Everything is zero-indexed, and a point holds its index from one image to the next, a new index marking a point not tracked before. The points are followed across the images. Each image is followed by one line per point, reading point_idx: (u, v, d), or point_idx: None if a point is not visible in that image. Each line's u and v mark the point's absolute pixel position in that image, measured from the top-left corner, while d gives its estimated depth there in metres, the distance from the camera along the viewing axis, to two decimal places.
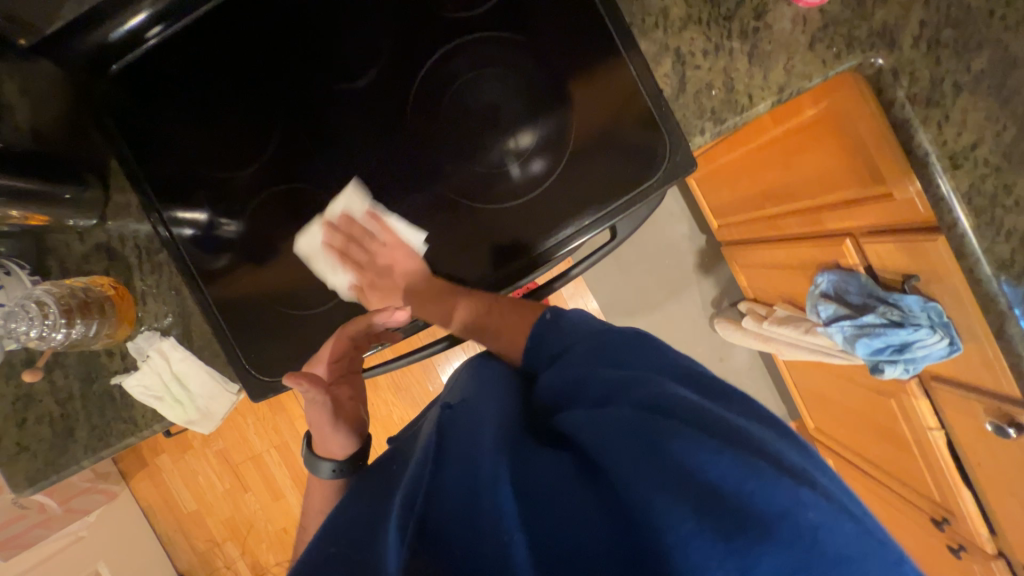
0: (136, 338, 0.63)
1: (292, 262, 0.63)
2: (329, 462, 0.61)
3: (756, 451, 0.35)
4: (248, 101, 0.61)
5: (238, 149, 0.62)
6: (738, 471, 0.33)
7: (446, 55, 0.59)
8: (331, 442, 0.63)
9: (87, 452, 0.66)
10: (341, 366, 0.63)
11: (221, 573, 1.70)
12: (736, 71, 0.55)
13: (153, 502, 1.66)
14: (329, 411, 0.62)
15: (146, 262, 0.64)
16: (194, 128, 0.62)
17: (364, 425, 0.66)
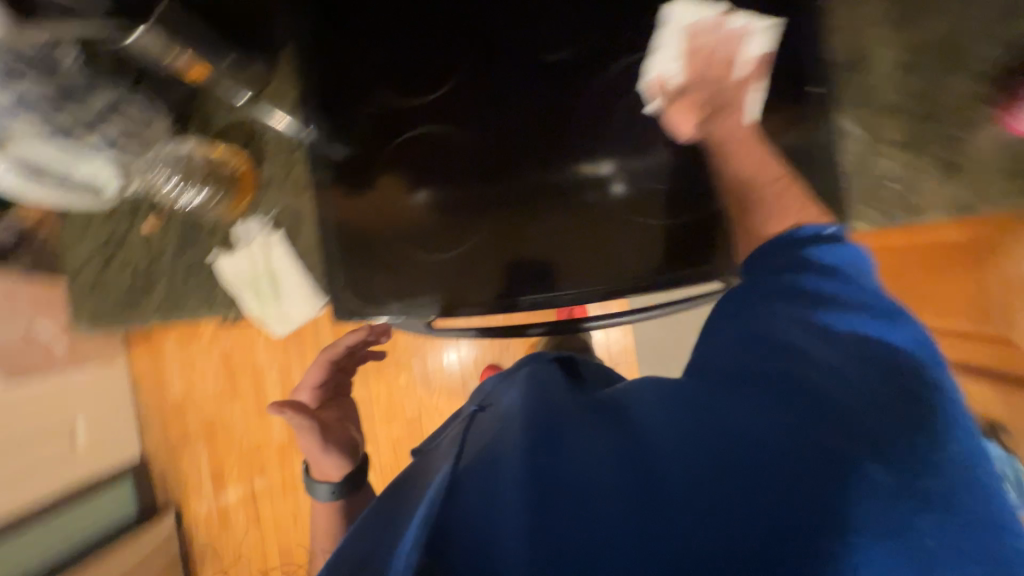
0: (247, 222, 0.64)
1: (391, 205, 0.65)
2: (326, 485, 0.69)
3: (819, 433, 0.35)
4: (438, 37, 0.61)
5: (409, 79, 0.63)
6: (779, 457, 0.34)
7: (617, 70, 0.62)
8: (324, 465, 0.70)
9: (156, 312, 0.66)
10: (324, 394, 0.75)
11: (182, 468, 1.69)
12: (921, 173, 0.54)
13: (143, 377, 1.67)
14: (319, 438, 0.70)
15: (282, 153, 0.64)
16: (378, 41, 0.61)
17: (354, 445, 0.74)
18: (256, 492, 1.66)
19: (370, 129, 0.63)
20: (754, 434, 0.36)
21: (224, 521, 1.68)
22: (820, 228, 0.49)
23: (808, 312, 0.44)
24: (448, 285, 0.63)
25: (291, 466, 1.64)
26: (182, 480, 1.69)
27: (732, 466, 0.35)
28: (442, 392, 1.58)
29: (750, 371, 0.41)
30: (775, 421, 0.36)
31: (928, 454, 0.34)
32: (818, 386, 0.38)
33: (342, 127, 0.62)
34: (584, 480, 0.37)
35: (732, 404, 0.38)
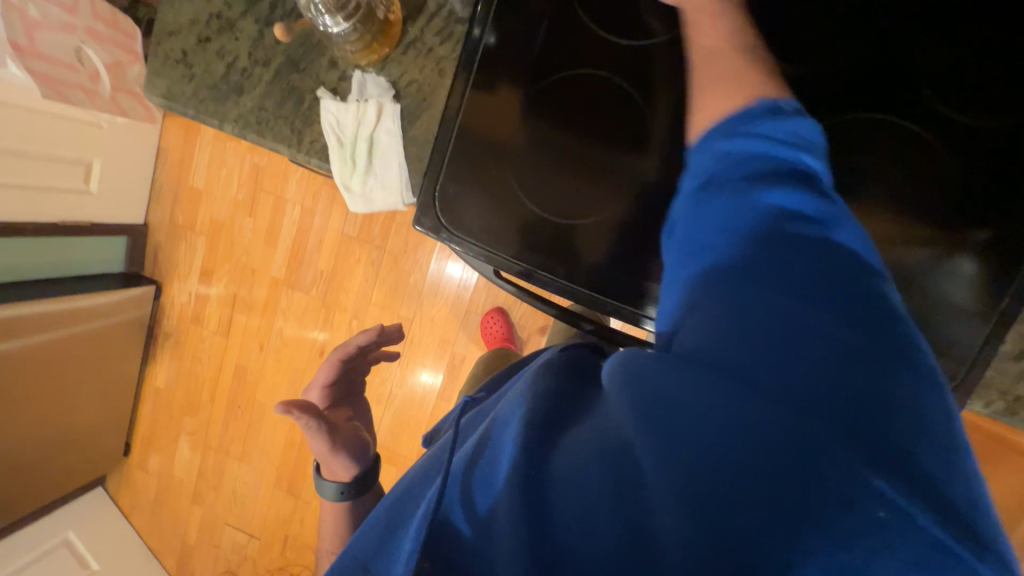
0: (367, 73, 0.55)
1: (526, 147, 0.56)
2: (333, 484, 0.65)
3: (789, 431, 0.31)
4: None
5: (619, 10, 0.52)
6: (744, 448, 0.31)
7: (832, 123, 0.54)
8: (333, 464, 0.66)
9: (235, 122, 0.59)
10: (332, 394, 0.73)
11: (176, 253, 1.69)
12: None
13: (172, 151, 1.61)
14: (329, 440, 0.65)
15: (440, 20, 0.54)
16: None
17: (365, 447, 0.70)
18: (235, 308, 1.68)
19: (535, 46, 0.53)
20: (732, 431, 0.31)
21: (196, 318, 1.72)
22: (786, 119, 0.43)
23: (745, 219, 0.40)
24: (540, 249, 0.57)
25: (276, 301, 1.65)
26: (172, 264, 1.70)
27: (716, 466, 0.31)
28: (443, 309, 1.57)
29: (729, 338, 0.35)
30: (747, 415, 0.32)
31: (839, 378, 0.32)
32: (829, 364, 0.33)
33: (516, 26, 0.53)
34: (575, 493, 0.35)
35: (704, 393, 0.33)
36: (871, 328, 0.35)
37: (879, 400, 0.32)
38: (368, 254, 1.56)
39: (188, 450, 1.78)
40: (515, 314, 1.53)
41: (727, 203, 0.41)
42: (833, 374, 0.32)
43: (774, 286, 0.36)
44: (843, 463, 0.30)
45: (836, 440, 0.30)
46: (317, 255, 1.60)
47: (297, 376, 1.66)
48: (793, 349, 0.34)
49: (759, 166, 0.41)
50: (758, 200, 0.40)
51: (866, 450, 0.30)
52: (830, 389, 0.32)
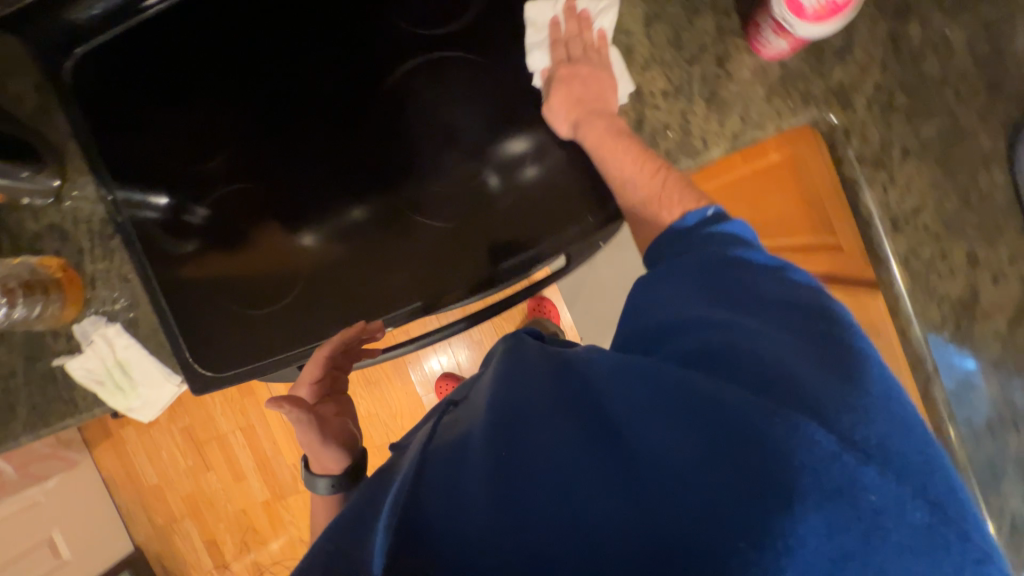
0: (82, 321, 0.64)
1: (262, 253, 0.68)
2: (325, 479, 0.66)
3: (834, 425, 0.31)
4: (223, 101, 0.63)
5: (208, 136, 0.65)
6: (768, 416, 0.31)
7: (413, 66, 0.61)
8: (326, 461, 0.67)
9: (25, 430, 0.66)
10: (322, 387, 0.70)
11: (177, 549, 1.70)
12: (694, 114, 0.55)
13: (115, 474, 1.67)
14: (317, 432, 0.67)
15: (99, 247, 0.64)
16: (164, 131, 0.64)
17: (352, 439, 0.70)
18: (254, 551, 1.68)
19: (215, 195, 0.67)
20: (808, 424, 0.30)
21: None
22: (701, 211, 0.47)
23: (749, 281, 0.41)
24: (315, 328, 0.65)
25: (280, 519, 1.66)
26: (180, 560, 1.71)
27: (763, 485, 0.29)
28: (403, 414, 1.59)
29: (756, 350, 0.35)
30: (806, 409, 0.31)
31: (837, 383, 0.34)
32: (844, 356, 0.35)
33: (155, 200, 0.65)
34: (565, 455, 0.34)
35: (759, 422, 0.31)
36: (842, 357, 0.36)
37: (865, 364, 0.35)
38: None
39: None
40: (460, 367, 1.57)
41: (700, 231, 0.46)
42: (864, 379, 0.34)
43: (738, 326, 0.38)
44: (890, 452, 0.30)
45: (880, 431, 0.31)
46: (281, 454, 1.63)
47: None
48: (734, 333, 0.37)
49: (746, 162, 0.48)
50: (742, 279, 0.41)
51: (911, 452, 0.31)
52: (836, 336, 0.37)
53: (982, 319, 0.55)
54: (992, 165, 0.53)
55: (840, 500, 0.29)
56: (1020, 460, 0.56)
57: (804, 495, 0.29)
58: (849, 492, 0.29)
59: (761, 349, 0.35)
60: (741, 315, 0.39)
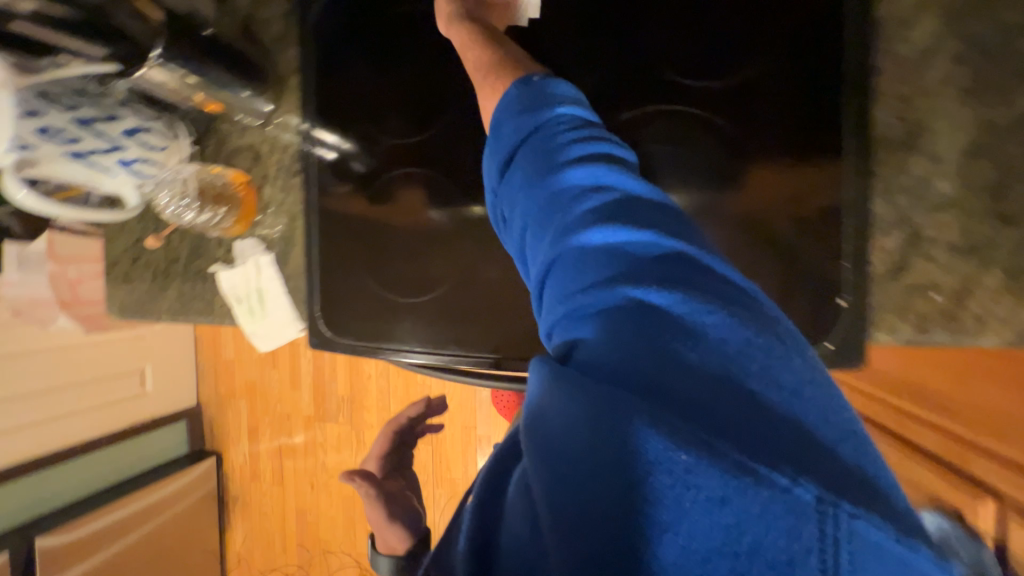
0: (244, 240, 0.67)
1: (400, 212, 0.63)
2: (388, 556, 0.81)
3: (624, 385, 0.28)
4: (432, 71, 0.60)
5: (403, 95, 0.62)
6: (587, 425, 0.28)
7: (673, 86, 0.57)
8: (389, 540, 0.81)
9: (168, 311, 0.72)
10: (387, 465, 0.93)
11: (226, 420, 1.89)
12: (980, 286, 0.49)
13: (205, 336, 1.88)
14: (383, 507, 0.84)
15: (282, 178, 0.66)
16: (370, 79, 0.63)
17: (416, 517, 0.86)
18: (283, 453, 1.82)
19: (389, 146, 0.63)
20: (579, 395, 0.29)
21: (254, 473, 1.88)
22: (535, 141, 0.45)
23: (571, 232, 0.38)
24: (432, 328, 0.61)
25: (313, 436, 1.78)
26: (226, 430, 1.90)
27: (573, 480, 0.27)
28: (453, 397, 1.60)
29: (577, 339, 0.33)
30: (581, 384, 0.29)
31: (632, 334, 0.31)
32: (650, 301, 0.32)
33: (336, 144, 0.64)
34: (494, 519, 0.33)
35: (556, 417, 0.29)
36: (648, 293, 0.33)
37: (709, 331, 0.31)
38: (375, 367, 1.67)
39: None
40: None
41: (529, 184, 0.43)
42: (668, 324, 0.31)
43: (571, 301, 0.36)
44: (700, 413, 0.27)
45: (683, 371, 0.29)
46: (336, 384, 1.72)
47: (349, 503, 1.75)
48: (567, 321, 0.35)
49: (582, 115, 0.45)
50: (572, 245, 0.37)
51: (742, 397, 0.28)
52: (640, 277, 0.34)
53: None
54: None
55: (668, 474, 0.26)
56: None
57: (617, 479, 0.26)
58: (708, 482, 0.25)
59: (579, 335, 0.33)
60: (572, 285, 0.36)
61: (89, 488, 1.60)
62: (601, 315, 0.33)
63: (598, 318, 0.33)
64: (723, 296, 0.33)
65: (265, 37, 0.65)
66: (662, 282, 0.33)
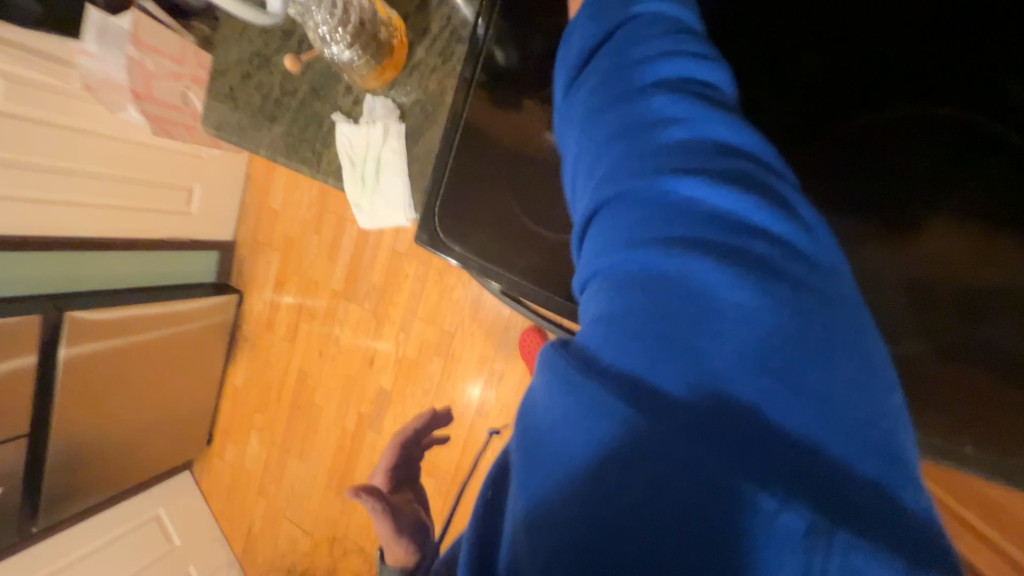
0: (377, 97, 0.59)
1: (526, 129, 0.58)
2: None
3: (631, 363, 0.30)
4: None
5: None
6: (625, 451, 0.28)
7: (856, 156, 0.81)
8: (395, 560, 0.55)
9: (268, 146, 0.64)
10: (396, 478, 0.67)
11: (256, 266, 1.90)
12: None
13: (256, 177, 1.83)
14: (390, 527, 0.56)
15: (440, 43, 0.58)
16: None
17: (427, 532, 0.60)
18: (301, 316, 1.85)
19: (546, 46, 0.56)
20: (583, 375, 0.30)
21: (269, 324, 1.92)
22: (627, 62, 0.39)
23: (626, 182, 0.35)
24: (547, 268, 0.57)
25: (334, 311, 1.79)
26: (253, 275, 1.92)
27: (571, 443, 0.29)
28: (481, 324, 1.58)
29: (618, 315, 0.31)
30: (608, 375, 0.29)
31: (674, 322, 0.30)
32: (683, 262, 0.31)
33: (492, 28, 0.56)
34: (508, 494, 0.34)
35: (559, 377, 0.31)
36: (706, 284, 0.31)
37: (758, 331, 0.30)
38: (415, 269, 1.64)
39: (258, 444, 2.00)
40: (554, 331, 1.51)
41: (598, 113, 0.38)
42: (697, 292, 0.31)
43: (620, 272, 0.33)
44: (716, 402, 0.29)
45: (701, 343, 0.30)
46: (371, 270, 1.70)
47: (350, 382, 1.80)
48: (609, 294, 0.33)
49: (672, 33, 0.39)
50: (630, 198, 0.34)
51: (753, 393, 0.29)
52: (682, 238, 0.32)
53: None
54: None
55: (685, 485, 0.27)
56: None
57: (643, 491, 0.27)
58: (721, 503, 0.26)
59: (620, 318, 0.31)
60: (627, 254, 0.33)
61: (110, 282, 1.63)
62: (650, 297, 0.31)
63: (644, 300, 0.31)
64: (764, 268, 0.31)
65: None
66: (714, 254, 0.31)
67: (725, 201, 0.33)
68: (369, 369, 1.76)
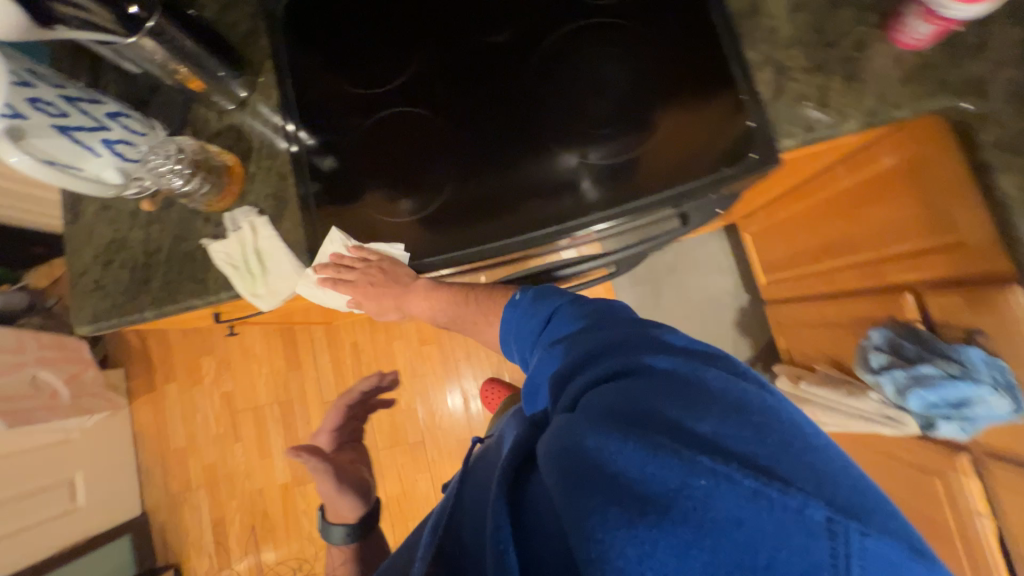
0: (233, 210, 0.69)
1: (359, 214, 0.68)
2: (341, 527, 0.88)
3: (663, 429, 0.37)
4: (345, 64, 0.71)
5: (335, 97, 0.71)
6: (677, 485, 0.33)
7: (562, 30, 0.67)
8: (341, 508, 0.89)
9: (152, 304, 0.70)
10: (339, 436, 0.98)
11: (183, 522, 1.63)
12: (832, 89, 0.60)
13: (147, 430, 1.67)
14: (332, 482, 0.87)
15: (265, 147, 0.70)
16: (319, 74, 0.71)
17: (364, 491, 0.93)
18: (258, 539, 1.58)
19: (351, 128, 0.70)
20: (622, 440, 0.36)
21: None
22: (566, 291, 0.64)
23: (610, 334, 0.50)
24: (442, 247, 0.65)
25: (294, 507, 1.58)
26: (183, 535, 1.63)
27: (605, 483, 0.34)
28: (442, 414, 1.55)
29: (635, 392, 0.40)
30: (627, 431, 0.36)
31: (684, 392, 0.40)
32: (664, 370, 0.42)
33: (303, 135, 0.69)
34: (540, 542, 0.37)
35: (589, 431, 0.38)
36: (681, 385, 0.41)
37: (721, 388, 0.40)
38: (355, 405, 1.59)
39: None
40: (506, 374, 1.55)
41: (578, 305, 0.57)
42: (681, 385, 0.41)
43: (614, 370, 0.44)
44: (726, 445, 0.36)
45: (698, 418, 0.37)
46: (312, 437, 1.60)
47: None
48: (624, 380, 0.42)
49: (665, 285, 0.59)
50: (612, 341, 0.48)
51: (747, 442, 0.36)
52: (658, 359, 0.44)
53: None
54: None
55: (707, 501, 0.32)
56: None
57: (674, 510, 0.32)
58: (732, 504, 0.32)
59: (635, 393, 0.40)
60: (625, 363, 0.44)
61: None
62: (658, 383, 0.41)
63: (643, 384, 0.41)
64: (717, 372, 0.42)
65: (234, 35, 0.73)
66: (680, 369, 0.43)
67: (677, 345, 0.47)
68: None
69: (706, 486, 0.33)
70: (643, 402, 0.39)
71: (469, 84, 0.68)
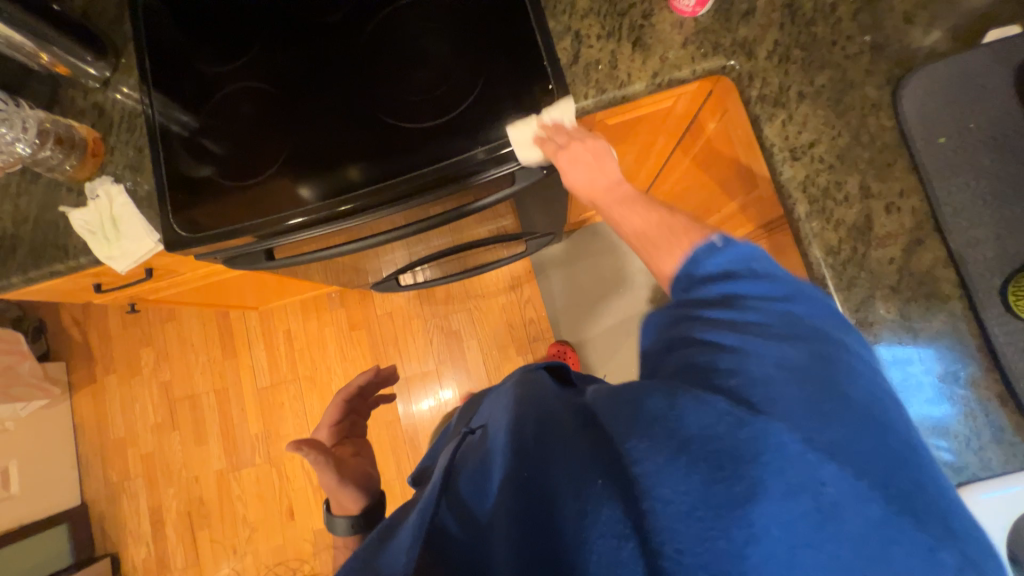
0: (93, 180, 0.74)
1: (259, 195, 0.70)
2: (346, 518, 0.80)
3: (768, 407, 0.36)
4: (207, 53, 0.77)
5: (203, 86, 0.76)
6: (774, 461, 0.34)
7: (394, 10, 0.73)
8: (345, 500, 0.81)
9: (18, 270, 0.74)
10: (339, 430, 0.96)
11: (122, 511, 1.65)
12: (622, 54, 0.66)
13: (87, 422, 1.70)
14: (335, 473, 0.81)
15: (126, 123, 0.77)
16: (177, 58, 0.77)
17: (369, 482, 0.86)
18: (195, 526, 1.61)
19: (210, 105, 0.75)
20: (737, 413, 0.36)
21: (164, 564, 1.62)
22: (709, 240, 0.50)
23: (774, 309, 0.43)
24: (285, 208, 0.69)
25: (229, 492, 1.61)
26: (122, 524, 1.65)
27: (682, 445, 0.36)
28: None
29: (749, 369, 0.39)
30: (733, 405, 0.36)
31: (837, 389, 0.37)
32: (860, 379, 0.39)
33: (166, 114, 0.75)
34: (566, 470, 0.39)
35: (690, 403, 0.37)
36: (883, 414, 0.37)
37: (863, 392, 0.38)
38: (289, 389, 1.62)
39: None
40: (433, 356, 1.59)
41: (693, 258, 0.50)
42: (818, 391, 0.37)
43: (726, 343, 0.41)
44: (859, 457, 0.35)
45: (822, 425, 0.35)
46: (247, 424, 1.63)
47: (280, 554, 1.57)
48: (748, 360, 0.39)
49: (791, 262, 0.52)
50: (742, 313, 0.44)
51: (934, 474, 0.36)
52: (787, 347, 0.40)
53: (879, 245, 0.59)
54: (880, 112, 0.61)
55: (799, 493, 0.33)
56: (923, 385, 0.57)
57: (754, 490, 0.33)
58: (829, 497, 0.33)
59: (749, 369, 0.38)
60: (752, 345, 0.40)
61: None
62: (783, 369, 0.38)
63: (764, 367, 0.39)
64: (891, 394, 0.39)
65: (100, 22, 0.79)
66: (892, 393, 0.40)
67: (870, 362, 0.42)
68: (292, 522, 1.58)
69: (838, 486, 0.33)
70: (766, 387, 0.37)
71: (326, 64, 0.73)
